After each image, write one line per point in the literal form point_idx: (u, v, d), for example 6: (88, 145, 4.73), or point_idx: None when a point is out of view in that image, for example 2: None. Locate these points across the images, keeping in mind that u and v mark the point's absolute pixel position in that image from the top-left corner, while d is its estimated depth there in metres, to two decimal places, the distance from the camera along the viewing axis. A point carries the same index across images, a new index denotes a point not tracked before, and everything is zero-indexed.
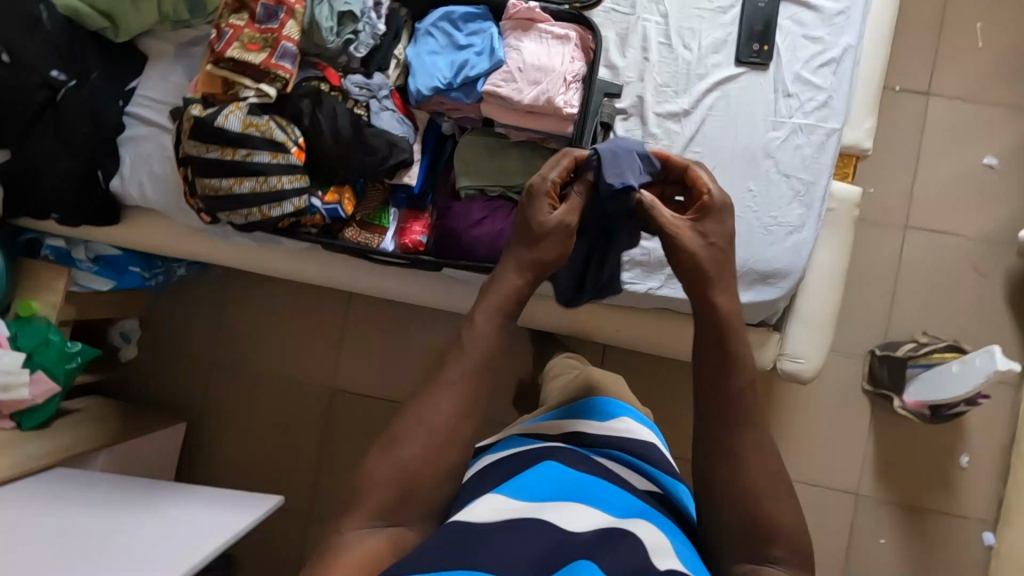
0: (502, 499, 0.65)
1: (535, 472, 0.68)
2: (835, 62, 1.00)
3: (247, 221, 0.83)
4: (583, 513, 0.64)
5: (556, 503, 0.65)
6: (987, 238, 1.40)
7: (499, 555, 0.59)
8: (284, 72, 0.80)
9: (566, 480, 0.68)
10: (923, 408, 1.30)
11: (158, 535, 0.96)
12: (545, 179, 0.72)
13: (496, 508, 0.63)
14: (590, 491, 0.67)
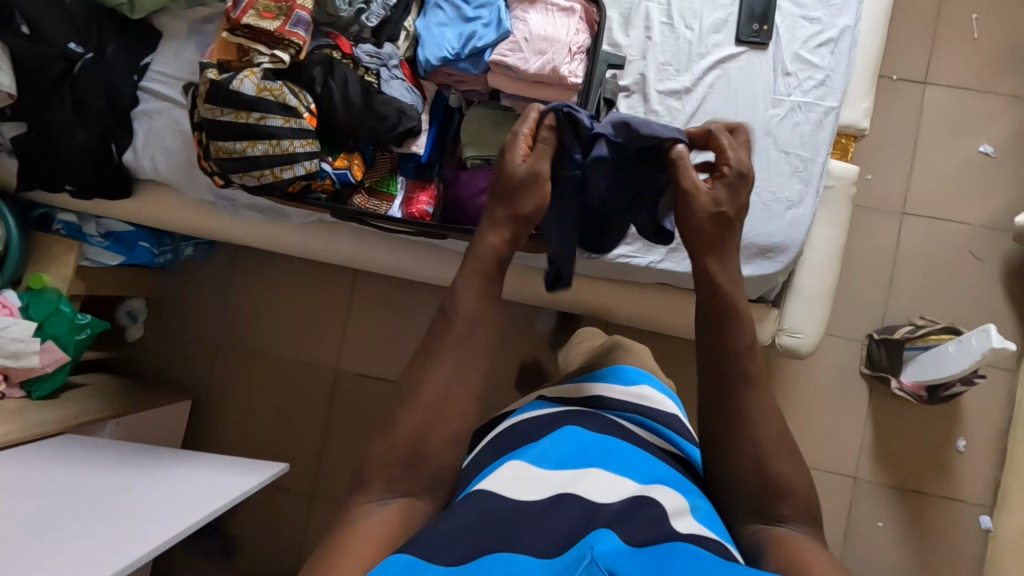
0: (525, 468, 0.66)
1: (558, 439, 0.70)
2: (833, 42, 1.03)
3: (259, 184, 0.85)
4: (605, 477, 0.65)
5: (578, 470, 0.66)
6: (983, 224, 1.42)
7: (526, 518, 0.60)
8: (298, 39, 0.82)
9: (587, 447, 0.69)
10: (920, 390, 1.31)
11: (168, 497, 0.97)
12: (516, 134, 0.74)
13: (519, 475, 0.65)
14: (609, 455, 0.68)
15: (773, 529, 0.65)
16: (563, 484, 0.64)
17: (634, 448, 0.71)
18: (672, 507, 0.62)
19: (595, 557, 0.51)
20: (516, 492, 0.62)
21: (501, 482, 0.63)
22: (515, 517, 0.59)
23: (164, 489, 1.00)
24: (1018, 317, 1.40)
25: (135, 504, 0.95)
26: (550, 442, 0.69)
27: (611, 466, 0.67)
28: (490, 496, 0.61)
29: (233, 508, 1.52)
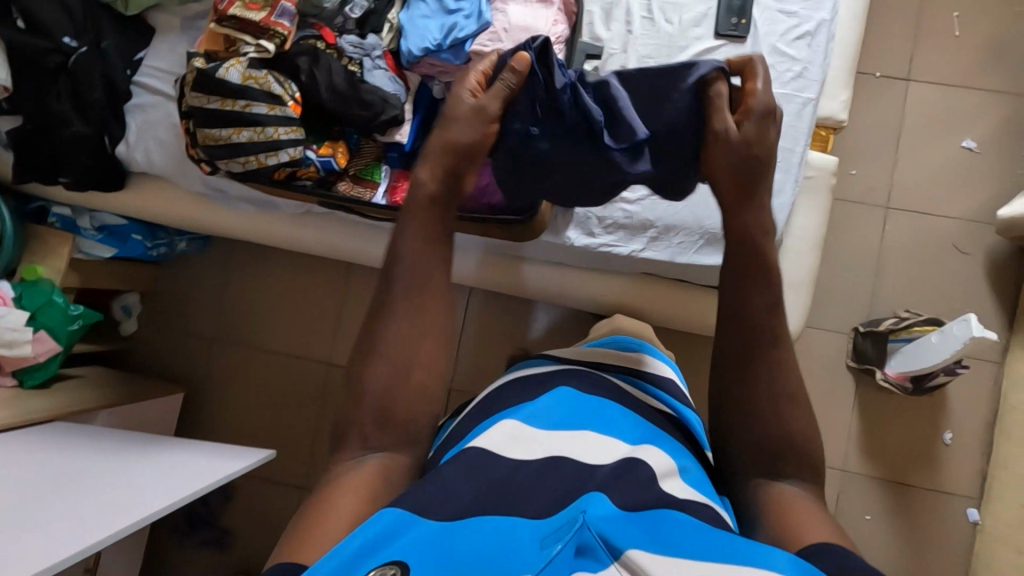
0: (519, 428, 0.67)
1: (555, 402, 0.71)
2: (810, 35, 1.05)
3: (245, 170, 0.87)
4: (599, 442, 0.67)
5: (575, 434, 0.67)
6: (966, 218, 1.44)
7: (521, 479, 0.61)
8: (283, 29, 0.85)
9: (583, 410, 0.71)
10: (905, 381, 1.32)
11: (158, 482, 0.98)
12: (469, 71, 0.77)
13: (520, 437, 0.66)
14: (607, 420, 0.70)
15: (745, 504, 0.66)
16: (558, 447, 0.65)
17: (630, 412, 0.72)
18: (664, 472, 0.64)
19: (586, 522, 0.53)
20: (511, 454, 0.64)
21: (496, 442, 0.65)
22: (509, 479, 0.61)
23: (154, 475, 1.01)
24: (1002, 310, 1.41)
25: (124, 489, 0.96)
26: (551, 406, 0.71)
27: (606, 431, 0.68)
28: (486, 455, 0.63)
29: (226, 501, 1.52)
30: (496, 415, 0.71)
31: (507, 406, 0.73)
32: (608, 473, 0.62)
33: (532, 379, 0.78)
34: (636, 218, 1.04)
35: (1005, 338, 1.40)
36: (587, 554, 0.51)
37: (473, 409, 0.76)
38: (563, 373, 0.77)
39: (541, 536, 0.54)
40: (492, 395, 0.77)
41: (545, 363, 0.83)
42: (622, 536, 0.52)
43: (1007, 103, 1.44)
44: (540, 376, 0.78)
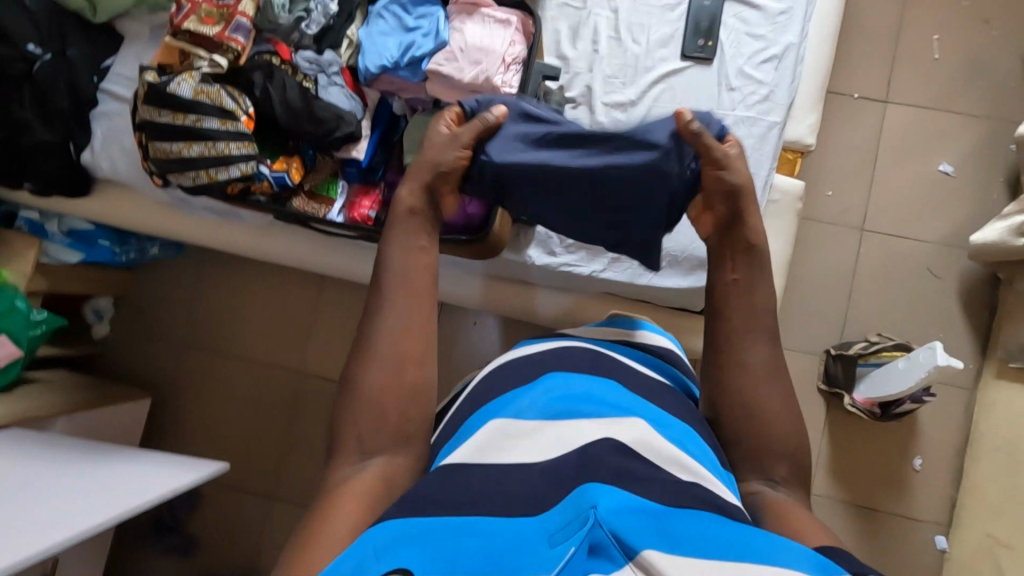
0: (508, 426, 0.62)
1: (545, 388, 0.66)
2: (777, 58, 1.04)
3: (195, 184, 0.87)
4: (594, 424, 0.60)
5: (566, 421, 0.61)
6: (941, 242, 1.43)
7: (507, 475, 0.56)
8: (237, 44, 0.85)
9: (575, 391, 0.65)
10: (873, 407, 1.31)
11: (104, 497, 0.98)
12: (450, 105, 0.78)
13: (509, 431, 0.61)
14: (601, 403, 0.64)
15: None
16: (551, 435, 0.60)
17: (624, 389, 0.67)
18: (663, 456, 0.58)
19: (598, 518, 0.48)
20: (500, 456, 0.59)
21: (481, 446, 0.60)
22: (499, 480, 0.56)
23: (103, 488, 1.01)
24: (975, 336, 1.40)
25: (71, 501, 0.96)
26: (542, 396, 0.65)
27: (602, 412, 0.62)
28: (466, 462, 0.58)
29: (191, 508, 1.51)
30: (484, 412, 0.66)
31: (494, 400, 0.67)
32: (607, 454, 0.56)
33: (520, 363, 0.72)
34: None
35: (977, 365, 1.39)
36: (599, 554, 0.47)
37: (459, 405, 0.72)
38: (555, 355, 0.72)
39: (547, 531, 0.50)
40: (477, 386, 0.73)
41: (540, 340, 0.77)
42: (635, 532, 0.47)
43: (985, 128, 1.43)
44: (532, 360, 0.72)
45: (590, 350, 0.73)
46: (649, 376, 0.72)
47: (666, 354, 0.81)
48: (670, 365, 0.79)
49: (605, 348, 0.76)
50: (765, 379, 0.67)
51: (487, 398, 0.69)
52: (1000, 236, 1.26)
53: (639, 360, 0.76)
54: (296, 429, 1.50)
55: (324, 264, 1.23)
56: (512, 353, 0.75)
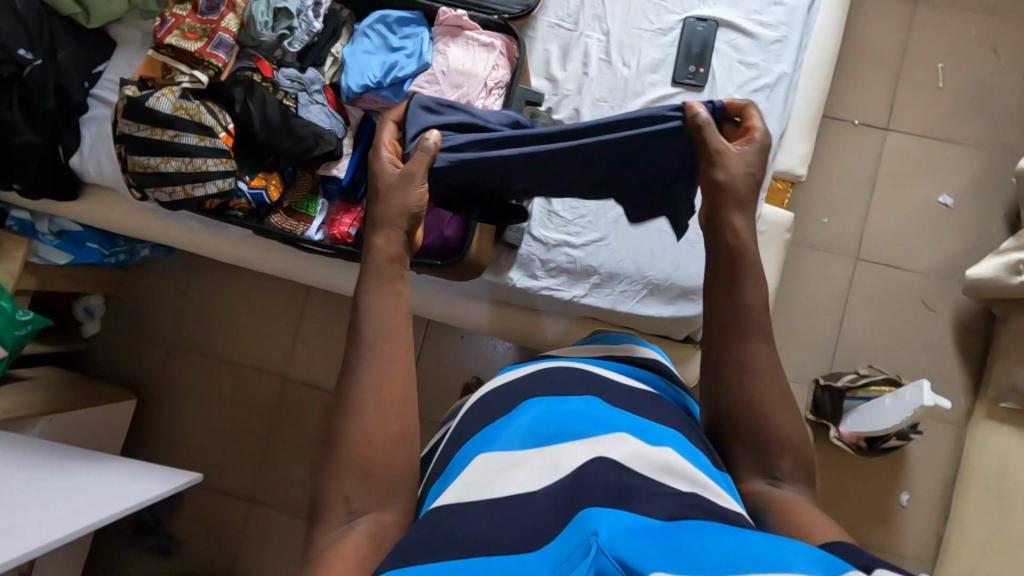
0: (496, 460, 0.57)
1: (529, 411, 0.62)
2: (769, 88, 1.02)
3: (172, 199, 0.87)
4: (586, 445, 0.57)
5: (553, 445, 0.58)
6: (938, 273, 1.41)
7: (495, 512, 0.52)
8: (218, 61, 0.85)
9: (559, 411, 0.61)
10: (859, 441, 1.28)
11: (76, 511, 0.99)
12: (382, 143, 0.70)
13: (496, 462, 0.58)
14: (588, 419, 0.60)
15: None
16: (542, 464, 0.56)
17: (612, 405, 0.63)
18: (663, 469, 0.55)
19: (600, 546, 0.44)
20: (489, 491, 0.54)
21: (466, 488, 0.56)
22: (493, 517, 0.52)
23: (77, 502, 1.01)
24: (968, 371, 1.37)
25: (41, 514, 0.96)
26: (524, 421, 0.61)
27: (592, 430, 0.59)
28: (455, 505, 0.54)
29: (174, 510, 1.51)
30: (470, 451, 0.61)
31: (477, 435, 0.63)
32: (602, 474, 0.54)
33: (502, 390, 0.69)
34: (578, 263, 1.03)
35: (969, 401, 1.36)
36: None
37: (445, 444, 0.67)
38: (536, 377, 0.69)
39: (549, 562, 0.47)
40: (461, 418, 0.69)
41: (521, 366, 0.73)
42: (641, 555, 0.43)
43: (985, 159, 1.41)
44: (516, 386, 0.68)
45: (576, 369, 0.69)
46: (641, 389, 0.68)
47: (660, 369, 0.75)
48: (662, 379, 0.74)
49: (591, 364, 0.71)
50: (746, 420, 0.64)
51: (469, 434, 0.64)
52: (996, 273, 1.23)
53: (630, 374, 0.71)
54: (279, 435, 1.50)
55: (308, 275, 1.22)
56: (494, 382, 0.71)
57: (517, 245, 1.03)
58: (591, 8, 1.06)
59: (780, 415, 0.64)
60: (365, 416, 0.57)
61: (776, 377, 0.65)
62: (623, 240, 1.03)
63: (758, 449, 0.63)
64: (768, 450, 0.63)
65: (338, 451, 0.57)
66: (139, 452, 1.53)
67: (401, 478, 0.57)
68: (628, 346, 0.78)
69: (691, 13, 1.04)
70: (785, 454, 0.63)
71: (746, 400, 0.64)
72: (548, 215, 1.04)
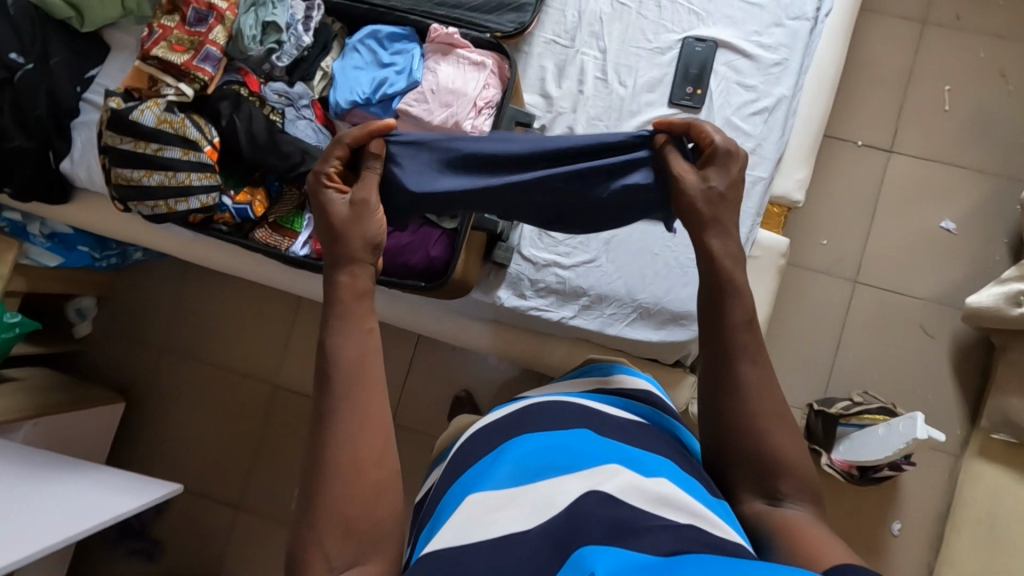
0: (488, 503, 0.54)
1: (517, 448, 0.60)
2: (767, 111, 1.00)
3: (155, 213, 0.87)
4: (577, 480, 0.55)
5: (541, 482, 0.55)
6: (938, 299, 1.38)
7: (484, 556, 0.49)
8: (204, 74, 0.87)
9: (547, 447, 0.59)
10: (851, 469, 1.25)
11: (58, 522, 1.00)
12: (320, 172, 0.67)
13: (486, 502, 0.55)
14: (577, 453, 0.58)
15: None
16: (533, 503, 0.53)
17: (603, 435, 0.61)
18: (659, 499, 0.52)
19: None
20: (481, 533, 0.51)
21: (458, 532, 0.52)
22: (484, 558, 0.49)
23: (60, 513, 1.03)
24: (965, 401, 1.35)
25: (24, 525, 0.98)
26: (511, 459, 0.59)
27: (580, 463, 0.56)
28: (448, 549, 0.51)
29: (160, 513, 1.51)
30: (459, 491, 0.59)
31: (467, 472, 0.61)
32: (596, 510, 0.50)
33: (489, 428, 0.67)
34: (568, 284, 1.01)
35: (965, 431, 1.34)
36: None
37: (437, 486, 0.65)
38: (526, 412, 0.66)
39: None
40: (455, 456, 0.67)
41: (508, 404, 0.71)
42: None
43: (989, 184, 1.38)
44: (505, 422, 0.66)
45: (563, 402, 0.67)
46: (633, 420, 0.65)
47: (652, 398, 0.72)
48: (654, 408, 0.70)
49: (579, 396, 0.69)
50: (739, 449, 0.60)
51: (457, 475, 0.62)
52: (996, 302, 1.21)
53: (620, 404, 0.68)
54: (266, 441, 1.49)
55: (296, 285, 1.21)
56: (485, 421, 0.69)
57: (506, 264, 1.02)
58: (589, 25, 1.04)
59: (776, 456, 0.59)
60: (337, 448, 0.56)
61: (777, 401, 0.61)
62: (613, 262, 1.01)
63: (763, 473, 0.59)
64: (773, 480, 0.59)
65: (308, 482, 0.55)
66: (128, 455, 1.53)
67: (376, 510, 0.55)
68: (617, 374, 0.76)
69: (690, 33, 1.02)
70: (801, 480, 0.58)
71: (748, 431, 0.60)
72: (538, 234, 1.02)
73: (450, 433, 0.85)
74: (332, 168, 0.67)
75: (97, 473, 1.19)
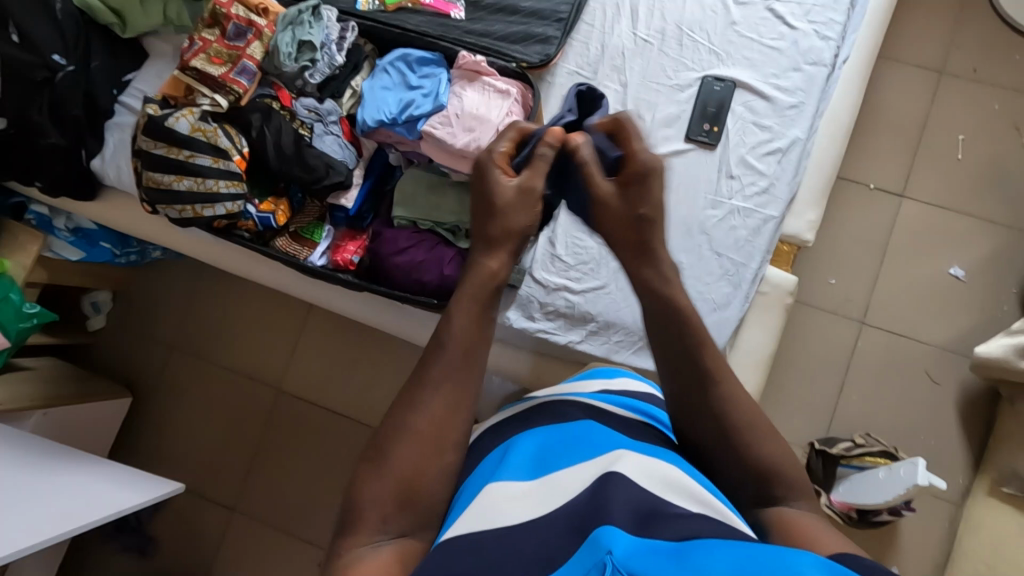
0: (501, 491, 0.55)
1: (527, 445, 0.60)
2: (781, 151, 1.03)
3: (181, 216, 0.90)
4: (587, 468, 0.55)
5: (554, 475, 0.56)
6: (945, 344, 1.38)
7: (503, 540, 0.49)
8: (239, 87, 0.91)
9: (557, 445, 0.60)
10: (850, 511, 1.24)
11: (62, 513, 1.02)
12: (493, 151, 0.72)
13: (502, 492, 0.54)
14: (590, 447, 0.58)
15: None
16: (546, 492, 0.54)
17: (609, 429, 0.62)
18: (672, 490, 0.53)
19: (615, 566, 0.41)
20: (499, 518, 0.51)
21: (474, 517, 0.52)
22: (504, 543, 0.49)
23: (64, 505, 1.05)
24: (969, 450, 1.34)
25: (28, 515, 0.99)
26: (522, 455, 0.59)
27: (591, 455, 0.57)
28: (464, 535, 0.50)
29: (157, 510, 1.51)
30: (470, 486, 0.58)
31: (476, 465, 0.62)
32: (614, 489, 0.51)
33: (497, 427, 0.68)
34: (577, 309, 1.03)
35: (968, 480, 1.33)
36: None
37: None
38: (534, 413, 0.67)
39: None
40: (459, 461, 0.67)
41: (513, 405, 0.73)
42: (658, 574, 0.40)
43: (1000, 234, 1.40)
44: (514, 420, 0.67)
45: (569, 399, 0.68)
46: (638, 419, 0.66)
47: (654, 400, 0.73)
48: (653, 408, 0.71)
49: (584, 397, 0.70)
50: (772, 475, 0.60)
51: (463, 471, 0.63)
52: (1005, 353, 1.21)
53: (624, 405, 0.69)
54: (267, 445, 1.50)
55: (310, 293, 1.24)
56: (492, 422, 0.69)
57: (517, 285, 1.04)
58: (611, 59, 1.07)
59: (791, 493, 0.59)
60: None
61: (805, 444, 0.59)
62: (622, 289, 1.03)
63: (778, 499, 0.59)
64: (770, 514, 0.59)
65: None
66: (130, 451, 1.54)
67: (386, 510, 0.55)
68: (617, 378, 0.76)
69: (710, 71, 1.05)
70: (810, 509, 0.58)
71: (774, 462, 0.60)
72: (550, 258, 1.05)
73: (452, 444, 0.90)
74: (499, 152, 0.72)
75: (99, 465, 1.21)
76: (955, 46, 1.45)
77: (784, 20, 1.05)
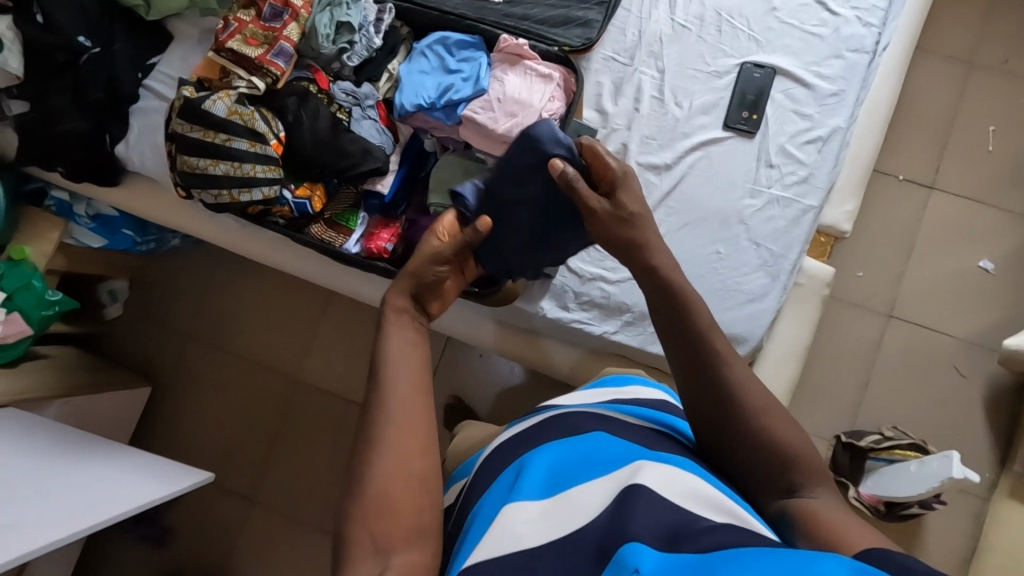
0: (519, 513, 0.53)
1: (541, 460, 0.59)
2: (821, 140, 1.01)
3: (217, 202, 0.89)
4: (604, 483, 0.54)
5: (568, 492, 0.54)
6: (972, 337, 1.38)
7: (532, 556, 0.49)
8: (276, 69, 0.88)
9: (568, 459, 0.58)
10: (878, 504, 1.23)
11: (88, 506, 1.01)
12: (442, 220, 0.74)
13: (520, 514, 0.53)
14: (601, 461, 0.57)
15: None
16: (560, 514, 0.53)
17: (623, 440, 0.61)
18: (695, 501, 0.52)
19: None
20: (523, 542, 0.51)
21: (495, 542, 0.51)
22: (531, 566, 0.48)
23: (90, 497, 1.03)
24: (994, 443, 1.34)
25: (52, 508, 0.98)
26: (539, 472, 0.57)
27: (607, 468, 0.56)
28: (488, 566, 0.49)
29: (174, 500, 1.50)
30: (487, 505, 0.57)
31: (494, 479, 0.60)
32: (629, 507, 0.50)
33: (513, 438, 0.66)
34: (612, 299, 1.02)
35: (994, 474, 1.33)
36: None
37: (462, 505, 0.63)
38: (547, 424, 0.65)
39: None
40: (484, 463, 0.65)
41: (524, 418, 0.71)
42: None
43: None
44: (523, 434, 0.65)
45: (580, 411, 0.67)
46: (651, 428, 0.65)
47: (668, 407, 0.72)
48: (669, 417, 0.69)
49: (598, 408, 0.69)
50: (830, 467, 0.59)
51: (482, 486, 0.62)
52: None
53: (635, 413, 0.68)
54: (287, 436, 1.49)
55: (338, 282, 1.22)
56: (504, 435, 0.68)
57: (552, 274, 1.02)
58: (648, 45, 1.05)
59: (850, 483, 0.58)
60: None
61: None
62: None
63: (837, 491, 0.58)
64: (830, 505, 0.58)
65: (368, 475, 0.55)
66: (148, 440, 1.53)
67: None
68: (628, 388, 0.75)
69: (749, 58, 1.03)
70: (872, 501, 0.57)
71: None
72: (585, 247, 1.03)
73: (465, 445, 0.94)
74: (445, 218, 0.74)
75: (125, 455, 1.20)
76: (987, 36, 1.43)
77: (826, 6, 1.03)
